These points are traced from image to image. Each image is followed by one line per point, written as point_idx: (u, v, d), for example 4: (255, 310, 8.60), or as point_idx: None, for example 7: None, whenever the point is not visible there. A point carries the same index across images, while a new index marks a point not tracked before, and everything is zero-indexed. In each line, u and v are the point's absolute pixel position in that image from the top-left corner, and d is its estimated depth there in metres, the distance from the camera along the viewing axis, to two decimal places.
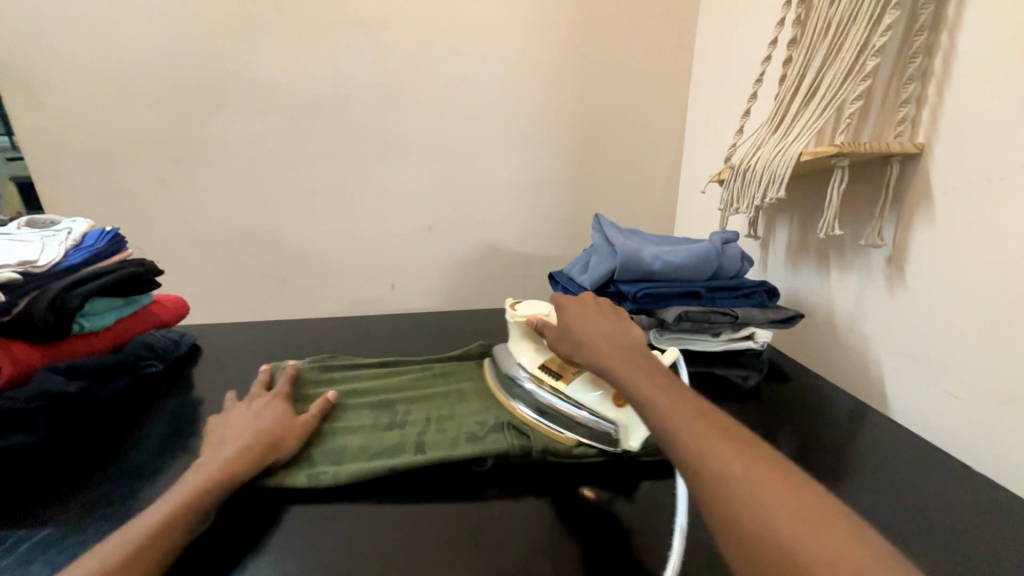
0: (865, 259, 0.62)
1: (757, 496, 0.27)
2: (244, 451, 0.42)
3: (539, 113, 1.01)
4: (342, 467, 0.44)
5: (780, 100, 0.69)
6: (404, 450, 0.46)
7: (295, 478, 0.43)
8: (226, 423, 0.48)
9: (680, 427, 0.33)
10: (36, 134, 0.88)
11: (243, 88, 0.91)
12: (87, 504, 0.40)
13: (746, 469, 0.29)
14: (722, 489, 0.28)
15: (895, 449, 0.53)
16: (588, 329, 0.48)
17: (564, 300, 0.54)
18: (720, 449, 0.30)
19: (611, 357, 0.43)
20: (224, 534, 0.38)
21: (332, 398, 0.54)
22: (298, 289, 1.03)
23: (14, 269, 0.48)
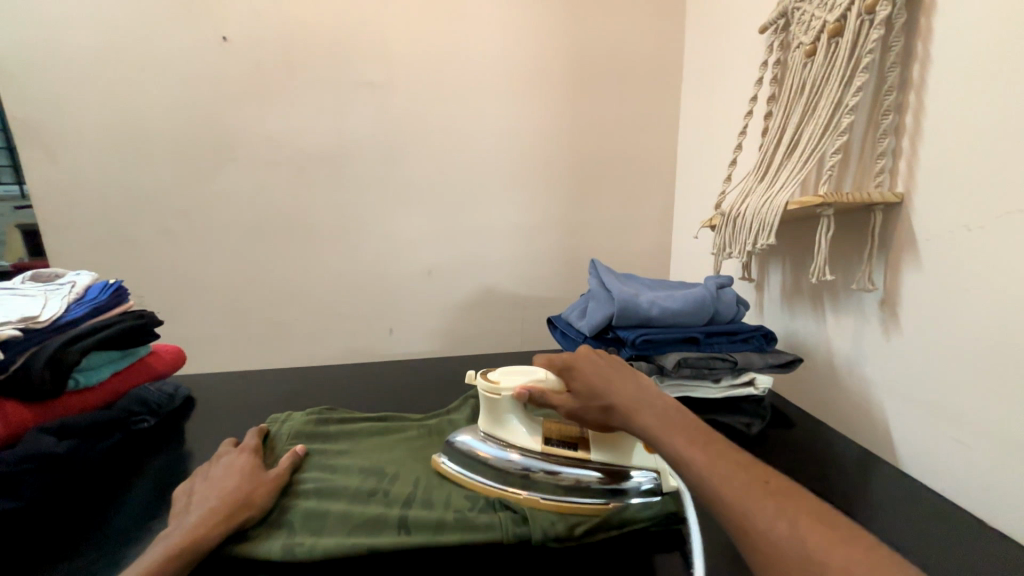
0: (858, 302, 0.63)
1: (819, 555, 0.27)
2: (210, 515, 0.41)
3: (535, 163, 1.06)
4: (321, 538, 0.42)
5: (764, 152, 0.73)
6: (387, 523, 0.44)
7: (267, 547, 0.41)
8: (199, 487, 0.47)
9: (721, 483, 0.33)
10: (47, 186, 0.91)
11: (251, 142, 0.95)
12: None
13: (792, 524, 0.29)
14: (785, 554, 0.28)
15: (908, 501, 0.52)
16: (613, 386, 0.47)
17: (574, 356, 0.53)
18: (755, 504, 0.30)
19: (640, 418, 0.43)
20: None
21: (299, 453, 0.54)
22: (297, 335, 1.03)
23: (15, 326, 0.48)
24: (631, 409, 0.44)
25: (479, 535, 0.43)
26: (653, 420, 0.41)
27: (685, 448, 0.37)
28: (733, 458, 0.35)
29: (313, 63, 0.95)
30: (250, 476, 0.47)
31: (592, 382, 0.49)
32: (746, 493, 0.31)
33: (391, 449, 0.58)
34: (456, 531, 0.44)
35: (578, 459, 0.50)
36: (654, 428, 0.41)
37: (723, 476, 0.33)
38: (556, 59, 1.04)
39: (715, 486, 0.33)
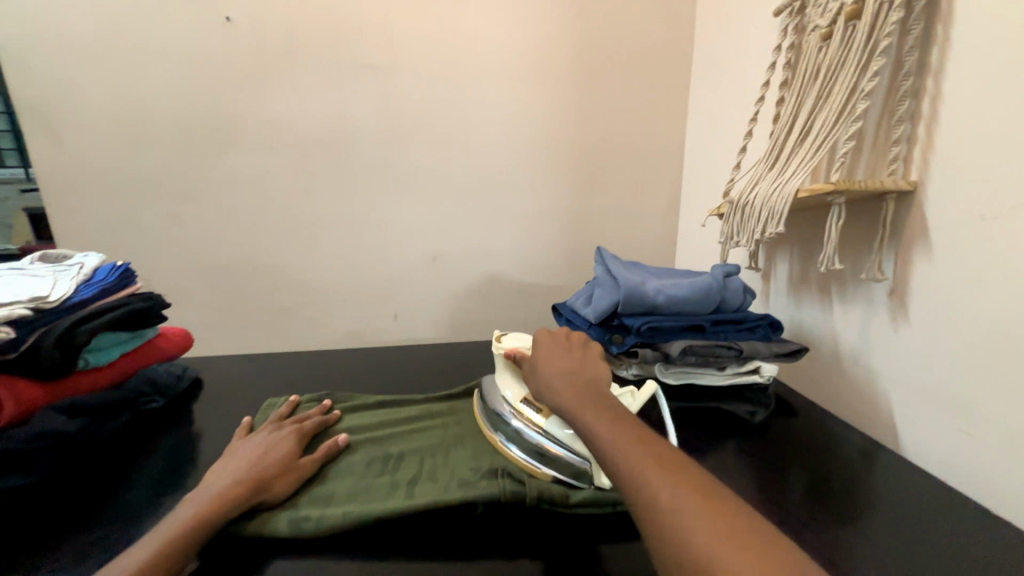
0: (867, 292, 0.63)
1: (706, 537, 0.28)
2: (234, 487, 0.42)
3: (541, 150, 1.05)
4: (326, 511, 0.43)
5: (775, 138, 0.72)
6: (390, 496, 0.45)
7: (275, 525, 0.42)
8: (234, 455, 0.48)
9: (635, 469, 0.34)
10: (52, 169, 0.91)
11: (255, 126, 0.95)
12: (74, 553, 0.39)
13: (673, 496, 0.31)
14: (682, 531, 0.29)
15: (909, 488, 0.52)
16: (549, 366, 0.50)
17: (537, 338, 0.55)
18: (666, 488, 0.31)
19: (567, 392, 0.45)
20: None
21: (313, 422, 0.56)
22: (301, 320, 1.03)
23: (27, 305, 0.48)
24: (563, 385, 0.46)
25: (480, 493, 0.44)
26: (576, 402, 0.43)
27: (610, 433, 0.38)
28: (652, 443, 0.36)
29: (318, 47, 0.94)
30: (272, 453, 0.48)
31: (535, 361, 0.52)
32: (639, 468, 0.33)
33: (398, 429, 0.59)
34: (459, 494, 0.44)
35: (545, 426, 0.51)
36: (583, 410, 0.42)
37: (624, 453, 0.35)
38: (564, 43, 1.02)
39: (618, 464, 0.35)
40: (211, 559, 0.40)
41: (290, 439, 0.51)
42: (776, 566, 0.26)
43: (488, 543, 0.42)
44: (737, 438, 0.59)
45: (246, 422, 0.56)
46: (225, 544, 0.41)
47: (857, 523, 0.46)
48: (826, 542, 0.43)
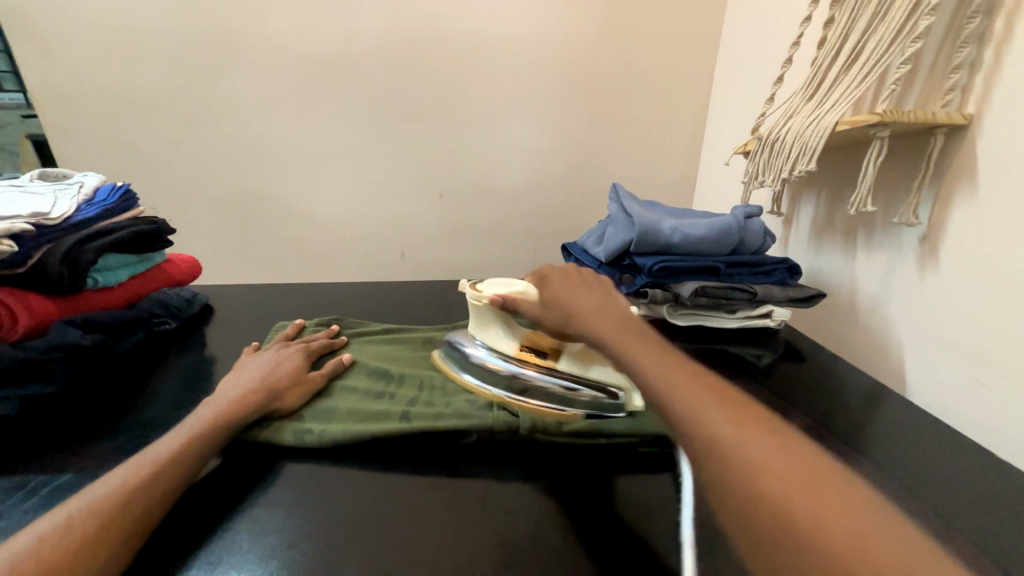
0: (896, 237, 0.59)
1: (795, 500, 0.22)
2: (245, 397, 0.44)
3: (559, 79, 0.97)
4: (328, 426, 0.45)
5: (817, 65, 0.65)
6: (390, 418, 0.46)
7: (281, 436, 0.43)
8: (244, 369, 0.50)
9: (692, 412, 0.28)
10: (47, 89, 0.87)
11: (252, 44, 0.88)
12: (90, 457, 0.41)
13: (739, 434, 0.26)
14: (761, 495, 0.23)
15: (912, 432, 0.52)
16: (577, 302, 0.45)
17: (552, 271, 0.51)
18: (726, 423, 0.27)
19: (599, 325, 0.41)
20: (206, 492, 0.38)
21: (318, 343, 0.57)
22: (309, 254, 1.03)
23: (27, 220, 0.48)
24: (594, 319, 0.42)
25: (474, 419, 0.45)
26: (614, 334, 0.39)
27: (655, 367, 0.32)
28: (709, 382, 0.30)
29: None
30: (279, 368, 0.49)
31: (560, 297, 0.47)
32: (693, 399, 0.29)
33: (402, 356, 0.60)
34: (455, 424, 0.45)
35: (549, 366, 0.51)
36: (622, 345, 0.37)
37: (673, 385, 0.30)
38: None
39: (667, 395, 0.30)
40: (227, 462, 0.42)
41: (297, 357, 0.53)
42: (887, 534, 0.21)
43: (484, 465, 0.43)
44: (741, 379, 0.58)
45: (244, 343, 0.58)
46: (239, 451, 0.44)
47: (855, 461, 0.46)
48: None
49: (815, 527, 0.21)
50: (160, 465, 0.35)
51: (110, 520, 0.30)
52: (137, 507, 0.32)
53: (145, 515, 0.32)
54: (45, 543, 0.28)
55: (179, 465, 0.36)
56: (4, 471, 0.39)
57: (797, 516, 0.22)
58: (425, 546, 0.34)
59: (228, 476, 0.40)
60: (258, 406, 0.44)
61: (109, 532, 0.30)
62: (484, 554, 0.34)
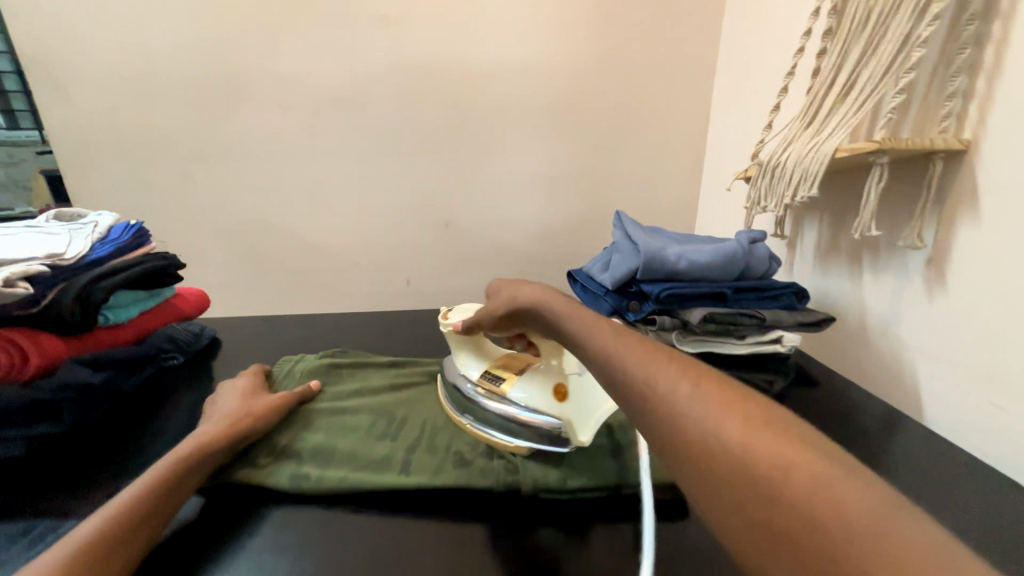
0: (902, 260, 0.59)
1: (851, 512, 0.17)
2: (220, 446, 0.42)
3: (560, 109, 1.00)
4: (326, 471, 0.43)
5: (813, 95, 0.66)
6: (389, 464, 0.44)
7: (277, 481, 0.41)
8: (220, 414, 0.47)
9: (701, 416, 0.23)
10: (65, 129, 0.90)
11: (263, 83, 0.92)
12: (90, 502, 0.39)
13: (713, 410, 0.23)
14: (796, 517, 0.18)
15: (933, 459, 0.50)
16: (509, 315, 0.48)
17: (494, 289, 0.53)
18: (701, 404, 0.24)
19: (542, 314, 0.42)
20: (180, 545, 0.36)
21: (312, 389, 0.56)
22: (315, 283, 1.03)
23: (42, 261, 0.49)
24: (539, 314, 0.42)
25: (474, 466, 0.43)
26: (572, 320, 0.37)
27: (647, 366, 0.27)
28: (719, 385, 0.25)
29: None
30: (263, 413, 0.48)
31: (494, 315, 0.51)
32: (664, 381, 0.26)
33: (402, 393, 0.58)
34: (458, 474, 0.43)
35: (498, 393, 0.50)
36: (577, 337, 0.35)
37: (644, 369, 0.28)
38: None
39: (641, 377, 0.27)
40: (204, 504, 0.40)
41: (282, 401, 0.51)
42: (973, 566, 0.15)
43: (481, 508, 0.41)
44: None
45: (261, 368, 0.59)
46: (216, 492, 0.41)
47: None
48: None
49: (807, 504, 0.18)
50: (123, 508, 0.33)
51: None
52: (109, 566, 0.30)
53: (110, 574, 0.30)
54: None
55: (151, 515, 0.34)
56: (9, 517, 0.38)
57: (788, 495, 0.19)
58: None
59: (202, 524, 0.38)
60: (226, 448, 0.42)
61: None
62: None
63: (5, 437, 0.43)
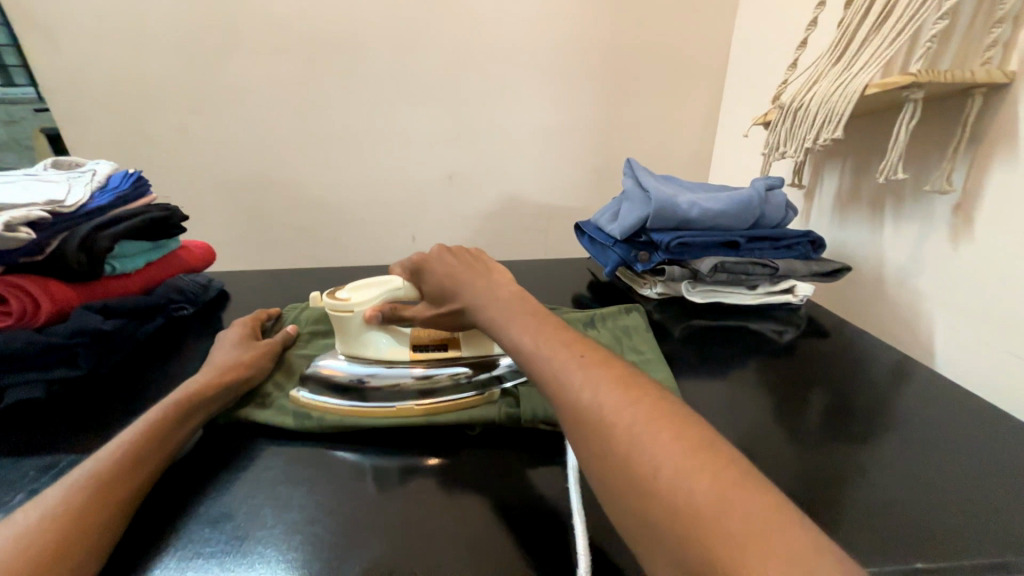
0: (927, 206, 0.56)
1: (710, 514, 0.23)
2: (220, 384, 0.42)
3: (569, 51, 0.94)
4: (329, 409, 0.43)
5: (845, 25, 0.61)
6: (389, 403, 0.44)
7: (281, 419, 0.42)
8: (219, 356, 0.47)
9: (615, 433, 0.28)
10: (55, 80, 0.87)
11: (254, 26, 0.87)
12: (111, 440, 0.41)
13: (633, 415, 0.28)
14: (693, 524, 0.23)
15: (944, 401, 0.50)
16: (461, 283, 0.45)
17: (427, 257, 0.50)
18: (625, 411, 0.29)
19: (488, 309, 0.42)
20: (191, 476, 0.37)
21: (292, 331, 0.54)
22: (320, 239, 1.02)
23: (43, 209, 0.48)
24: (487, 307, 0.42)
25: (474, 412, 0.42)
26: (517, 328, 0.38)
27: (574, 380, 0.32)
28: (641, 393, 0.30)
29: None
30: (255, 359, 0.47)
31: (442, 283, 0.46)
32: (602, 389, 0.31)
33: None
34: (459, 412, 0.42)
35: (448, 357, 0.47)
36: (523, 343, 0.37)
37: (586, 380, 0.31)
38: None
39: (592, 387, 0.31)
40: (209, 442, 0.40)
41: (269, 347, 0.49)
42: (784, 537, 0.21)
43: (484, 445, 0.41)
44: (762, 354, 0.57)
45: (255, 313, 0.57)
46: (218, 433, 0.41)
47: (884, 432, 0.45)
48: (842, 450, 0.42)
49: (700, 502, 0.23)
50: (125, 453, 0.33)
51: (74, 508, 0.28)
52: (112, 504, 0.30)
53: (119, 501, 0.30)
54: (10, 544, 0.26)
55: (155, 452, 0.34)
56: (34, 453, 0.40)
57: (688, 496, 0.24)
58: (443, 527, 0.33)
59: (206, 462, 0.38)
60: (223, 395, 0.42)
61: (74, 519, 0.28)
62: (505, 528, 0.33)
63: (28, 378, 0.45)
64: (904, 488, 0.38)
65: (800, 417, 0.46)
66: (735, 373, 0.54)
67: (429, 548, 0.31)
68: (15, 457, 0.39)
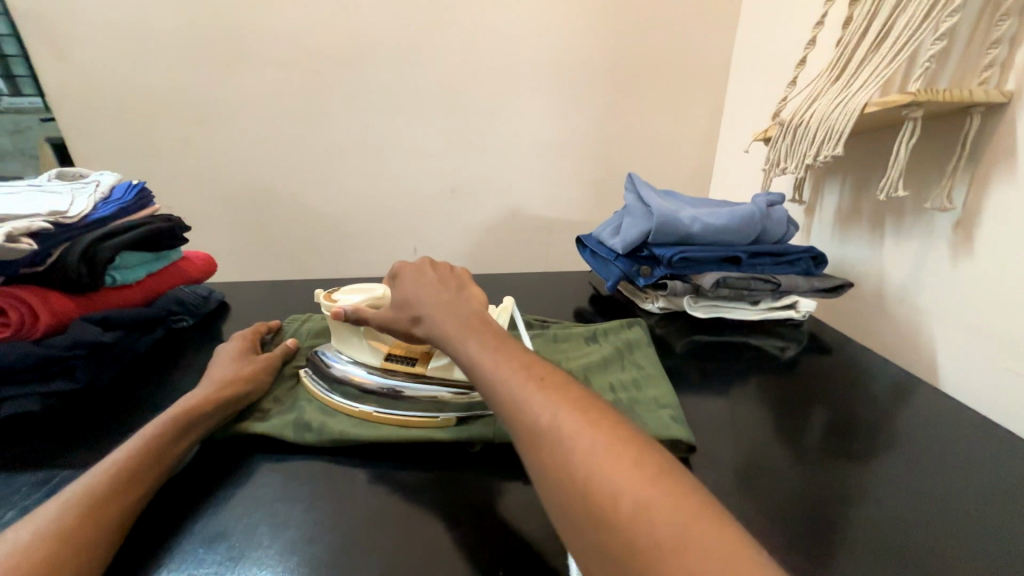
0: (928, 223, 0.57)
1: (664, 543, 0.23)
2: (217, 397, 0.41)
3: (572, 68, 0.95)
4: (328, 423, 0.42)
5: (843, 45, 0.62)
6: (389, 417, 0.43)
7: (281, 433, 0.41)
8: (217, 369, 0.46)
9: (571, 459, 0.27)
10: (63, 91, 0.88)
11: (262, 41, 0.88)
12: (104, 454, 0.40)
13: (590, 442, 0.28)
14: (647, 555, 0.23)
15: (949, 420, 0.49)
16: (423, 298, 0.45)
17: (401, 268, 0.50)
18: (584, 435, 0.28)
19: (446, 326, 0.41)
20: (186, 492, 0.36)
21: (292, 345, 0.54)
22: (321, 251, 1.02)
23: (46, 219, 0.48)
24: (445, 322, 0.42)
25: (478, 426, 0.42)
26: (476, 343, 0.38)
27: (533, 401, 0.31)
28: (599, 416, 0.30)
29: None
30: (254, 372, 0.46)
31: (407, 295, 0.46)
32: (561, 410, 0.30)
33: None
34: (460, 428, 0.41)
35: (415, 374, 0.46)
36: (481, 360, 0.36)
37: (545, 401, 0.31)
38: None
39: (560, 407, 0.30)
40: (205, 458, 0.40)
41: (269, 361, 0.49)
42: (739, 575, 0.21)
43: (485, 463, 0.40)
44: (764, 370, 0.57)
45: (256, 326, 0.57)
46: (216, 449, 0.41)
47: (889, 451, 0.44)
48: (847, 468, 0.41)
49: (654, 530, 0.23)
50: (119, 468, 0.32)
51: (66, 525, 0.28)
52: (108, 521, 0.29)
53: (114, 518, 0.30)
54: (3, 564, 0.25)
55: (149, 468, 0.34)
56: (25, 468, 0.39)
57: (642, 525, 0.24)
58: (442, 547, 0.32)
59: (200, 479, 0.37)
60: (223, 409, 0.41)
61: (68, 537, 0.27)
62: (506, 548, 0.32)
63: (23, 391, 0.44)
64: (909, 508, 0.37)
65: (802, 435, 0.45)
66: (737, 389, 0.53)
67: (428, 569, 0.30)
68: (7, 471, 0.38)
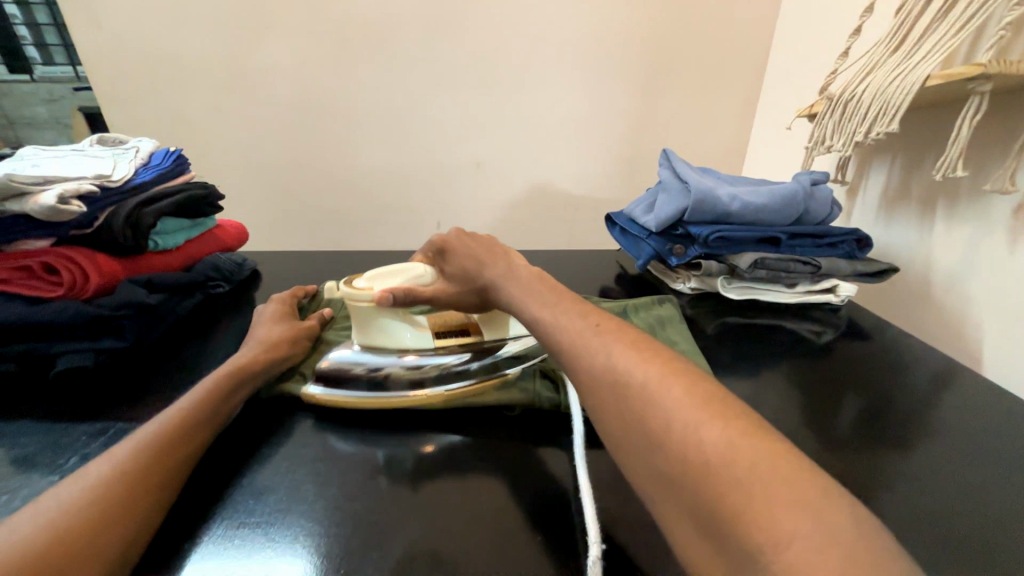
0: (985, 206, 0.54)
1: (752, 497, 0.21)
2: (263, 357, 0.43)
3: (605, 37, 0.91)
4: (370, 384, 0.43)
5: (905, 12, 0.58)
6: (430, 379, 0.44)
7: (324, 391, 0.42)
8: (258, 332, 0.48)
9: (645, 407, 0.26)
10: (95, 59, 0.88)
11: (290, 6, 0.87)
12: (155, 409, 0.42)
13: (664, 392, 0.26)
14: (733, 506, 0.21)
15: (993, 409, 0.48)
16: (482, 266, 0.46)
17: (448, 238, 0.51)
18: (660, 386, 0.27)
19: (508, 289, 0.42)
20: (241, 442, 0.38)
21: (327, 314, 0.54)
22: (346, 223, 1.03)
23: (92, 182, 0.49)
24: (506, 287, 0.42)
25: (515, 394, 0.42)
26: (533, 305, 0.38)
27: (589, 345, 0.32)
28: (676, 370, 0.28)
29: None
30: (295, 336, 0.47)
31: (463, 264, 0.47)
32: (632, 361, 0.29)
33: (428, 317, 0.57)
34: (498, 393, 0.42)
35: (469, 342, 0.47)
36: (542, 319, 0.37)
37: (615, 355, 0.30)
38: None
39: (630, 360, 0.29)
40: (258, 412, 0.42)
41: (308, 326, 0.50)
42: (805, 492, 0.21)
43: (521, 426, 0.41)
44: (798, 354, 0.55)
45: (294, 290, 0.58)
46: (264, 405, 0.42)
47: (928, 437, 0.43)
48: (881, 456, 0.41)
49: (742, 483, 0.21)
50: (183, 417, 0.34)
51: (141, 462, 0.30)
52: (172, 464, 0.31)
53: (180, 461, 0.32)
54: (86, 495, 0.27)
55: (208, 418, 0.36)
56: (84, 419, 0.41)
57: (729, 477, 0.22)
58: (483, 504, 0.33)
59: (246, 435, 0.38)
60: (269, 369, 0.43)
61: (142, 474, 0.30)
62: (544, 510, 0.33)
63: (75, 348, 0.46)
64: (951, 496, 0.37)
65: (837, 419, 0.45)
66: (770, 371, 0.52)
67: (467, 524, 0.31)
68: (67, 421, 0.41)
